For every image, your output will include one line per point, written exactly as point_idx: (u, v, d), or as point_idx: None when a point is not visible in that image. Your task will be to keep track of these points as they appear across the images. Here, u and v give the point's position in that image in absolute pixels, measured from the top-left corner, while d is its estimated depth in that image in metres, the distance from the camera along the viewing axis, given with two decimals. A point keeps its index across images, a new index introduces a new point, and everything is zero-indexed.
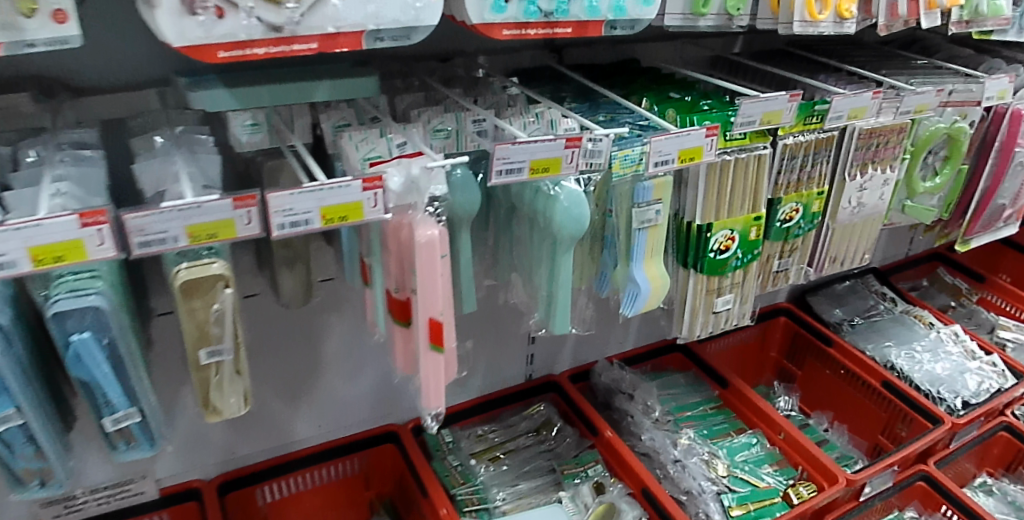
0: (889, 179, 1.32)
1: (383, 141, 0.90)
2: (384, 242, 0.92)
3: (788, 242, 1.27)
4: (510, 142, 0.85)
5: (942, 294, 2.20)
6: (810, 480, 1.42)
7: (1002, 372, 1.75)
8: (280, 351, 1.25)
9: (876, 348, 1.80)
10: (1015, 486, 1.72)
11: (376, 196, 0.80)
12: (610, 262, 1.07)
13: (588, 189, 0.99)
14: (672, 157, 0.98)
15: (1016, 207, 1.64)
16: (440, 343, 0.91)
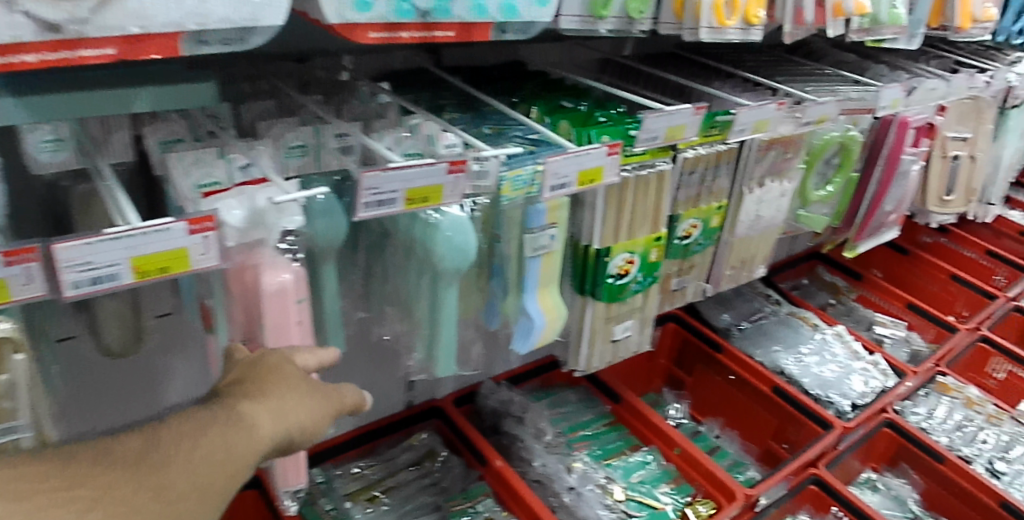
0: (785, 191, 1.28)
1: (222, 163, 0.74)
2: (226, 287, 0.75)
3: (687, 259, 1.20)
4: (380, 169, 0.70)
5: (822, 293, 2.26)
6: (707, 497, 1.36)
7: (885, 371, 1.82)
8: (106, 398, 0.99)
9: (764, 354, 1.80)
10: (898, 481, 1.77)
11: (208, 240, 0.64)
12: (500, 291, 0.95)
13: (474, 215, 0.86)
14: (571, 180, 0.87)
15: (899, 212, 1.68)
16: None
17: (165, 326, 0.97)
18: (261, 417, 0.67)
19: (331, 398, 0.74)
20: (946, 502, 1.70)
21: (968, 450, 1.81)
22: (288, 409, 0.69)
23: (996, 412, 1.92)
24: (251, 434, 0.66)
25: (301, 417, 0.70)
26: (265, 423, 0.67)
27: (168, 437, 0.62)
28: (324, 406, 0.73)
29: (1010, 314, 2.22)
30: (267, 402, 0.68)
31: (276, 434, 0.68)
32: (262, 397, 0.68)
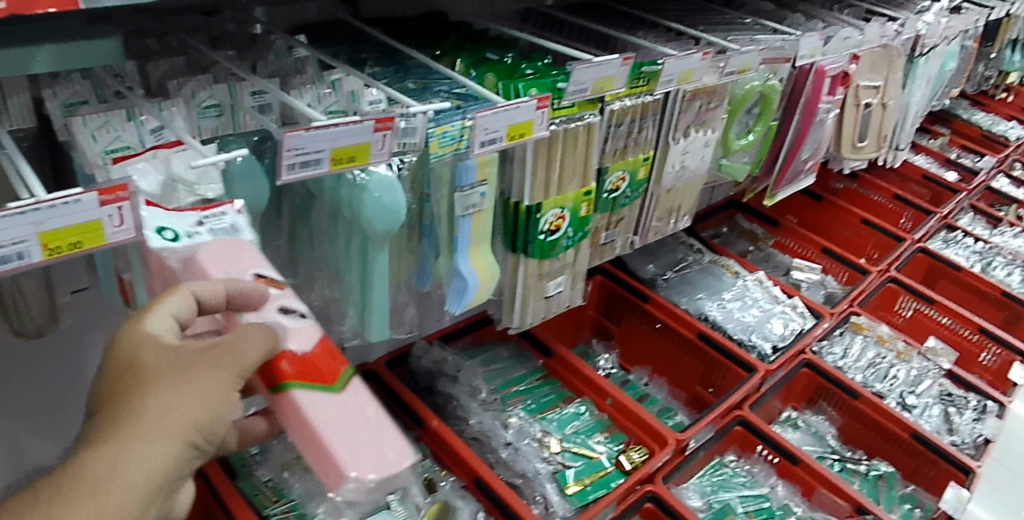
0: (708, 140, 1.31)
1: (131, 125, 0.68)
2: (140, 258, 0.69)
3: (615, 212, 1.22)
4: (302, 127, 0.66)
5: (740, 241, 2.33)
6: (639, 443, 1.41)
7: (804, 313, 1.92)
8: (19, 384, 0.90)
9: (690, 301, 1.85)
10: (818, 417, 1.88)
11: (122, 211, 0.58)
12: (431, 252, 0.94)
13: (401, 173, 0.84)
14: (500, 135, 0.85)
15: (815, 160, 1.76)
16: (287, 374, 0.63)
17: (80, 304, 0.88)
18: (140, 446, 0.58)
19: (221, 369, 0.60)
20: (858, 433, 1.85)
21: (881, 386, 1.94)
22: (162, 420, 0.58)
23: (906, 348, 2.05)
24: (124, 473, 0.57)
25: (185, 419, 0.59)
26: (135, 453, 0.57)
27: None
28: (216, 388, 0.60)
29: (916, 255, 2.38)
30: (136, 420, 0.58)
31: (158, 452, 0.58)
32: (133, 419, 0.58)
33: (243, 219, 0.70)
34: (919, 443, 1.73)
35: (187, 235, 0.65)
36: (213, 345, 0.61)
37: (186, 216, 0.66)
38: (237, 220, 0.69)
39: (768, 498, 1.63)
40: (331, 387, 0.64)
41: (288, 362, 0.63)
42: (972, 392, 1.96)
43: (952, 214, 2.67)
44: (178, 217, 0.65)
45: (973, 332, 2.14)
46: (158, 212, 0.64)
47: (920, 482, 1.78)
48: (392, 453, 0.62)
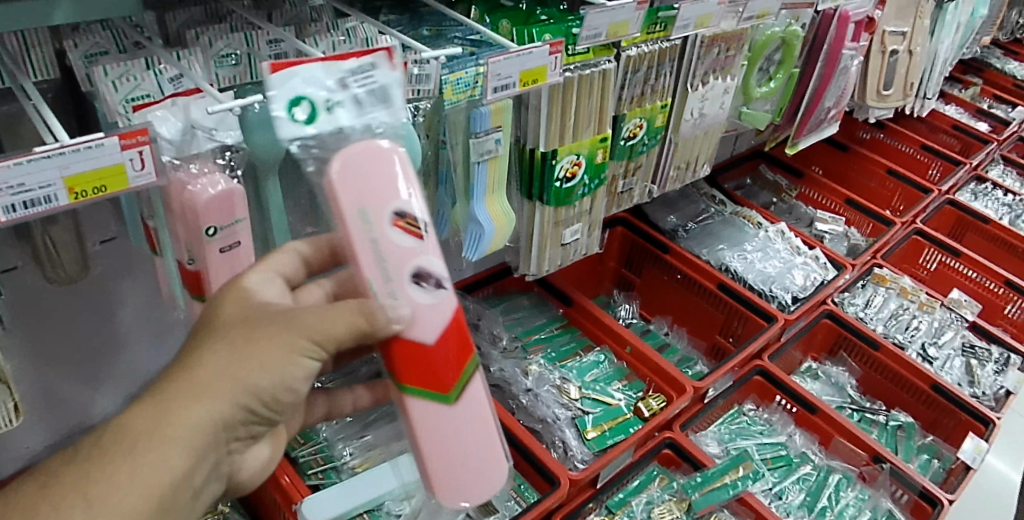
0: (728, 88, 1.29)
1: (150, 74, 0.70)
2: (165, 204, 0.71)
3: (632, 160, 1.21)
4: (317, 75, 0.68)
5: (764, 192, 2.30)
6: (658, 391, 1.44)
7: (825, 265, 1.90)
8: (56, 329, 0.94)
9: (711, 252, 1.84)
10: (838, 369, 1.88)
11: (143, 155, 0.59)
12: (448, 200, 0.96)
13: (417, 120, 0.85)
14: (513, 80, 0.86)
15: (839, 108, 1.73)
16: (401, 385, 0.67)
17: (110, 253, 0.90)
18: (198, 401, 0.59)
19: (301, 332, 0.60)
20: (878, 385, 1.85)
21: (901, 337, 1.94)
22: (222, 377, 0.60)
23: (929, 300, 2.03)
24: (181, 423, 0.58)
25: (251, 372, 0.60)
26: (194, 393, 0.59)
27: (82, 448, 0.57)
28: (291, 349, 0.61)
29: (942, 207, 2.35)
30: (209, 365, 0.60)
31: (220, 396, 0.59)
32: (196, 374, 0.60)
33: (383, 79, 0.70)
34: (939, 395, 1.74)
35: (328, 104, 0.66)
36: (304, 309, 0.62)
37: (326, 85, 0.66)
38: (378, 82, 0.69)
39: (786, 446, 1.63)
40: (444, 397, 0.68)
41: (403, 373, 0.66)
42: (994, 344, 1.95)
43: (981, 165, 2.62)
44: (313, 88, 0.66)
45: (998, 285, 2.12)
46: (294, 82, 0.65)
47: (938, 433, 1.79)
48: (472, 488, 0.74)
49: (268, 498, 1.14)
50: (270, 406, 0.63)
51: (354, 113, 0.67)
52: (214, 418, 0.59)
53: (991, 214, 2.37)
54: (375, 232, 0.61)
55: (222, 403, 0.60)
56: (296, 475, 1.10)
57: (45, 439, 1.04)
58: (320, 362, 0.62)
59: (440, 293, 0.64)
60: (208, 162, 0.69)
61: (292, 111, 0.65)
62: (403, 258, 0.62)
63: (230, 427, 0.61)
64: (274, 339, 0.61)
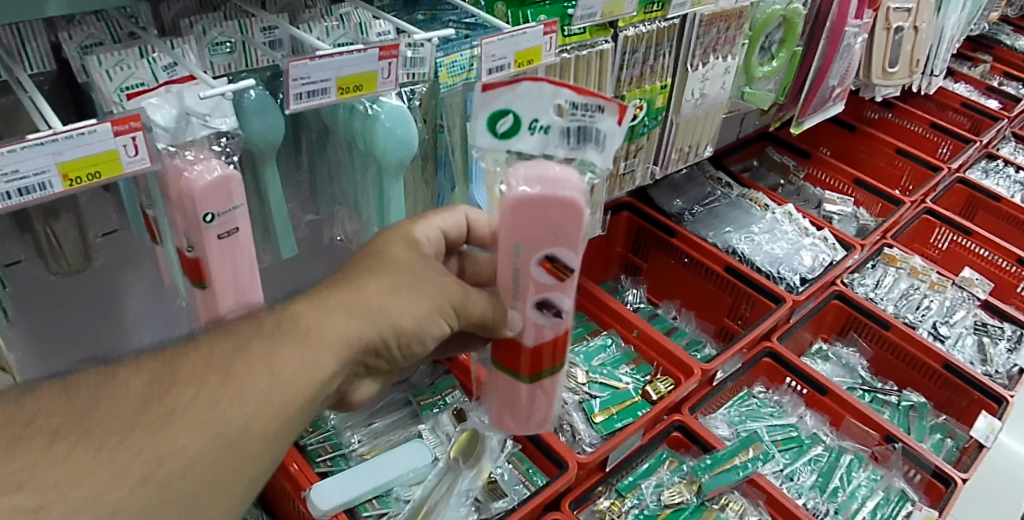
0: (729, 68, 1.28)
1: (144, 63, 0.70)
2: (163, 191, 0.71)
3: (633, 142, 1.21)
4: (306, 58, 0.68)
5: (771, 174, 2.29)
6: (666, 374, 1.43)
7: (833, 245, 1.88)
8: (61, 321, 0.95)
9: (717, 235, 1.83)
10: (848, 349, 1.87)
11: (136, 141, 0.60)
12: (447, 184, 0.95)
13: (413, 104, 0.85)
14: (508, 61, 0.85)
15: (844, 86, 1.71)
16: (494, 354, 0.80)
17: (112, 244, 0.92)
18: (360, 321, 0.66)
19: (448, 293, 0.71)
20: (890, 366, 1.84)
21: (913, 316, 1.92)
22: (383, 306, 0.68)
23: (941, 280, 2.01)
24: (344, 333, 0.65)
25: (403, 315, 0.69)
26: (358, 313, 0.66)
27: (264, 323, 0.62)
28: (440, 303, 0.71)
29: (953, 185, 2.32)
30: (381, 297, 0.68)
31: (375, 322, 0.67)
32: (362, 299, 0.67)
33: (605, 129, 0.65)
34: (951, 373, 1.72)
35: (533, 124, 0.65)
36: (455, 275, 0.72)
37: (541, 113, 0.64)
38: (598, 130, 0.65)
39: (797, 427, 1.62)
40: (525, 379, 0.80)
41: (500, 351, 0.79)
42: (1007, 322, 1.93)
43: (992, 143, 2.59)
44: (519, 108, 0.64)
45: (1010, 263, 2.09)
46: (512, 100, 0.63)
47: (951, 413, 1.76)
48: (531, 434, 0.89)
49: (277, 485, 1.14)
50: (400, 350, 0.71)
51: (558, 143, 0.66)
52: (371, 339, 0.67)
53: (1003, 192, 2.34)
54: (518, 264, 0.68)
55: (379, 330, 0.67)
56: (304, 462, 1.10)
57: None
58: (449, 326, 0.73)
59: (556, 319, 0.73)
60: (204, 149, 0.69)
61: (493, 118, 0.65)
62: (537, 288, 0.69)
63: (369, 357, 0.69)
64: (430, 289, 0.71)
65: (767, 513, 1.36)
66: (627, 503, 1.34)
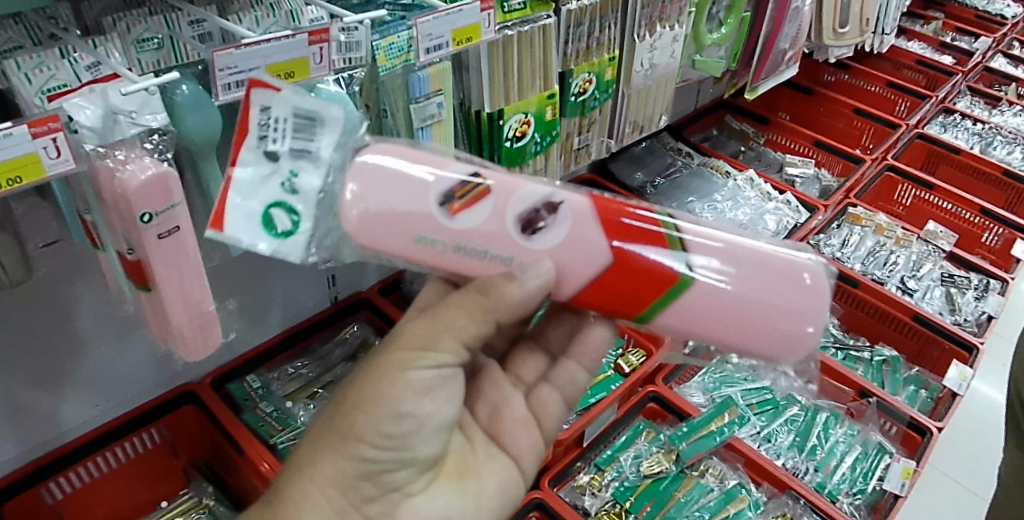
0: (676, 36, 1.28)
1: (65, 64, 0.68)
2: (98, 193, 0.69)
3: (585, 116, 1.21)
4: (231, 47, 0.66)
5: (731, 142, 2.29)
6: (638, 346, 1.45)
7: (797, 208, 1.90)
8: (10, 335, 0.93)
9: (680, 205, 1.84)
10: None
11: (57, 142, 0.60)
12: None
13: (353, 90, 0.84)
14: (446, 40, 0.85)
15: (795, 49, 1.72)
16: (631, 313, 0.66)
17: (56, 254, 0.89)
18: (317, 461, 0.64)
19: (393, 354, 0.64)
20: (861, 322, 1.86)
21: (880, 272, 1.94)
22: (329, 425, 0.65)
23: (906, 235, 2.03)
24: (300, 484, 0.64)
25: (350, 416, 0.63)
26: (311, 456, 0.65)
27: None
28: (393, 373, 0.63)
29: (912, 141, 2.35)
30: (325, 438, 0.65)
31: (326, 451, 0.64)
32: (319, 435, 0.65)
33: (287, 107, 0.62)
34: (922, 325, 1.75)
35: (288, 188, 0.63)
36: (397, 335, 0.66)
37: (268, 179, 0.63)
38: (288, 112, 0.63)
39: (771, 389, 1.63)
40: (680, 281, 0.63)
41: (618, 284, 0.64)
42: (974, 272, 1.96)
43: (948, 98, 2.63)
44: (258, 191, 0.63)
45: (973, 215, 2.12)
46: (246, 207, 0.63)
47: (923, 364, 1.79)
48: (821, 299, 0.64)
49: (252, 488, 1.13)
50: (383, 444, 0.63)
51: (314, 170, 0.63)
52: (333, 479, 0.64)
53: (962, 145, 2.37)
54: (445, 238, 0.62)
55: (336, 462, 0.64)
56: (275, 461, 1.10)
57: (15, 447, 1.04)
58: (422, 372, 0.63)
59: (563, 210, 0.63)
60: (135, 147, 0.68)
61: (277, 235, 0.64)
62: (495, 228, 0.62)
63: (355, 489, 0.64)
64: (379, 376, 0.64)
65: (745, 475, 1.38)
66: (608, 476, 1.34)
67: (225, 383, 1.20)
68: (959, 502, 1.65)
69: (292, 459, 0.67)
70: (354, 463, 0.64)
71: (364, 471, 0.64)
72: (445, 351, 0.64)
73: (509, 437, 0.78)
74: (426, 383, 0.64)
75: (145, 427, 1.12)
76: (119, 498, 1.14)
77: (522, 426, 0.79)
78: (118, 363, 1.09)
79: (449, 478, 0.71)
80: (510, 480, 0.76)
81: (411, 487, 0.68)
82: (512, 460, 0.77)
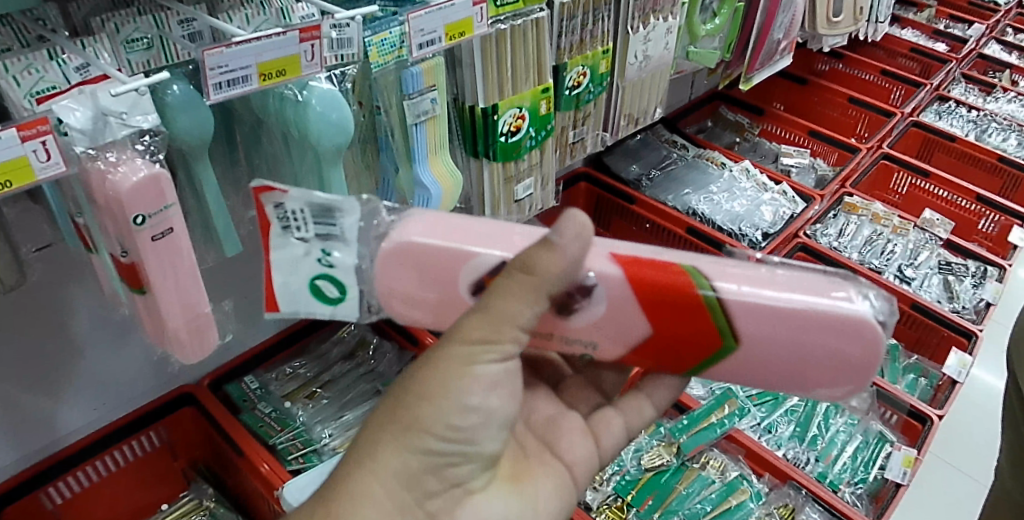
0: (670, 28, 1.28)
1: (53, 65, 0.67)
2: (90, 197, 0.69)
3: (580, 110, 1.20)
4: (221, 45, 0.66)
5: (726, 133, 2.29)
6: None
7: (793, 198, 1.90)
8: (5, 340, 0.92)
9: (676, 197, 1.84)
10: None
11: (47, 145, 0.59)
12: (390, 166, 0.93)
13: (346, 87, 0.83)
14: (438, 35, 0.84)
15: (788, 39, 1.71)
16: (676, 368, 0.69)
17: (49, 258, 0.88)
18: (382, 455, 0.58)
19: (461, 338, 0.57)
20: None
21: (878, 261, 1.94)
22: (394, 414, 0.58)
23: (902, 223, 2.03)
24: (366, 479, 0.57)
25: (419, 409, 0.57)
26: (375, 447, 0.58)
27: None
28: (462, 365, 0.57)
29: (908, 129, 2.35)
30: (386, 430, 0.58)
31: (394, 447, 0.58)
32: (379, 425, 0.59)
33: (301, 200, 0.62)
34: (919, 313, 1.74)
35: (325, 261, 0.64)
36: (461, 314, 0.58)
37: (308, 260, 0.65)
38: (303, 202, 0.62)
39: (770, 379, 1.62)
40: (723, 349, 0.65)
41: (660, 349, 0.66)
42: (970, 259, 1.96)
43: (942, 85, 2.62)
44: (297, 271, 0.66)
45: (969, 202, 2.12)
46: (291, 287, 0.66)
47: (923, 352, 1.79)
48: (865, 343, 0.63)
49: (252, 489, 1.13)
50: (453, 437, 0.59)
51: (346, 248, 0.64)
52: (398, 475, 0.58)
53: (957, 132, 2.37)
54: None
55: (403, 458, 0.58)
56: (275, 461, 1.09)
57: (13, 453, 1.03)
58: (492, 361, 0.58)
59: (597, 292, 0.63)
60: (127, 149, 0.67)
61: (329, 303, 0.67)
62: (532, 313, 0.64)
63: (419, 485, 0.59)
64: (443, 367, 0.58)
65: (747, 467, 1.38)
66: (608, 470, 1.36)
67: (223, 385, 1.20)
68: (959, 488, 1.66)
69: (345, 452, 0.60)
70: (417, 456, 0.58)
71: (432, 464, 0.59)
72: (509, 341, 0.58)
73: (563, 444, 0.78)
74: (493, 376, 0.59)
75: (143, 431, 1.12)
76: (118, 502, 1.13)
77: (573, 435, 0.80)
78: (115, 366, 1.08)
79: (506, 480, 0.69)
80: (562, 484, 0.75)
81: (472, 481, 0.64)
82: (565, 467, 0.77)
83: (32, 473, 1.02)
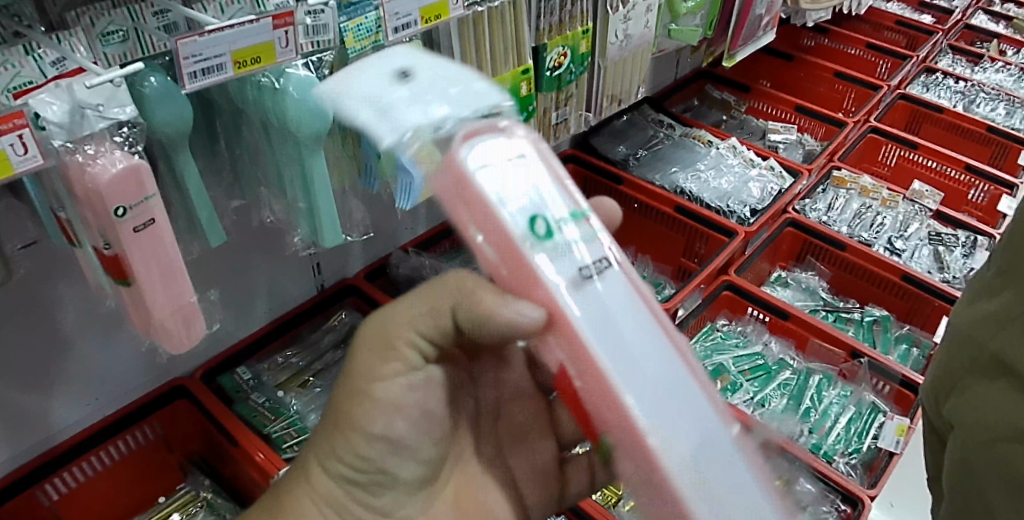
0: (650, 6, 1.28)
1: (29, 60, 0.66)
2: (70, 189, 0.69)
3: (562, 91, 1.20)
4: (194, 34, 0.66)
5: (713, 111, 2.29)
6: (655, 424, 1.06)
7: (781, 173, 1.90)
8: None
9: (664, 177, 1.85)
10: (807, 274, 1.87)
11: (24, 139, 0.60)
12: (372, 152, 0.94)
13: (323, 73, 0.84)
14: (413, 17, 0.84)
15: (771, 14, 1.71)
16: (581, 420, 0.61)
17: (36, 254, 0.89)
18: (316, 466, 0.69)
19: (373, 357, 0.67)
20: (848, 283, 1.85)
21: (867, 234, 1.93)
22: (326, 432, 0.69)
23: (891, 195, 2.03)
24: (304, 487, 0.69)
25: (341, 429, 0.68)
26: (311, 462, 0.70)
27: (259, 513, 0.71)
28: (368, 382, 0.67)
29: (894, 102, 2.36)
30: (313, 456, 0.70)
31: (323, 459, 0.69)
32: (316, 442, 0.70)
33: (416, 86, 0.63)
34: (911, 284, 1.74)
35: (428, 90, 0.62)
36: (374, 324, 0.69)
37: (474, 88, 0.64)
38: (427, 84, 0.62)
39: (763, 355, 1.63)
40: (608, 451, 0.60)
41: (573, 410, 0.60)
42: (960, 229, 1.96)
43: (928, 57, 2.63)
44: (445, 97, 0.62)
45: (959, 172, 2.12)
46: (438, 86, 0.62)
47: (915, 322, 1.77)
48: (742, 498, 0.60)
49: (247, 479, 1.15)
50: (369, 453, 0.68)
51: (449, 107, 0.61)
52: (326, 496, 0.69)
53: (944, 103, 2.37)
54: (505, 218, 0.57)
55: (328, 480, 0.69)
56: (270, 450, 1.11)
57: (9, 449, 1.05)
58: (398, 368, 0.67)
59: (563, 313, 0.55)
60: (105, 141, 0.68)
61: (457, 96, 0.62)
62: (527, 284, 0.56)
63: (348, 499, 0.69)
64: (358, 380, 0.68)
65: None
66: None
67: (216, 376, 1.21)
68: None
69: (288, 471, 0.73)
70: (342, 474, 0.69)
71: (357, 477, 0.69)
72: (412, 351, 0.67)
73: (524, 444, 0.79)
74: (399, 395, 0.68)
75: (137, 425, 1.13)
76: (116, 498, 1.15)
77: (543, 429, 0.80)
78: (106, 362, 1.09)
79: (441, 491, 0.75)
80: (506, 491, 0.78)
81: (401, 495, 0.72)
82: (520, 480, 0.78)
83: (29, 468, 1.04)
